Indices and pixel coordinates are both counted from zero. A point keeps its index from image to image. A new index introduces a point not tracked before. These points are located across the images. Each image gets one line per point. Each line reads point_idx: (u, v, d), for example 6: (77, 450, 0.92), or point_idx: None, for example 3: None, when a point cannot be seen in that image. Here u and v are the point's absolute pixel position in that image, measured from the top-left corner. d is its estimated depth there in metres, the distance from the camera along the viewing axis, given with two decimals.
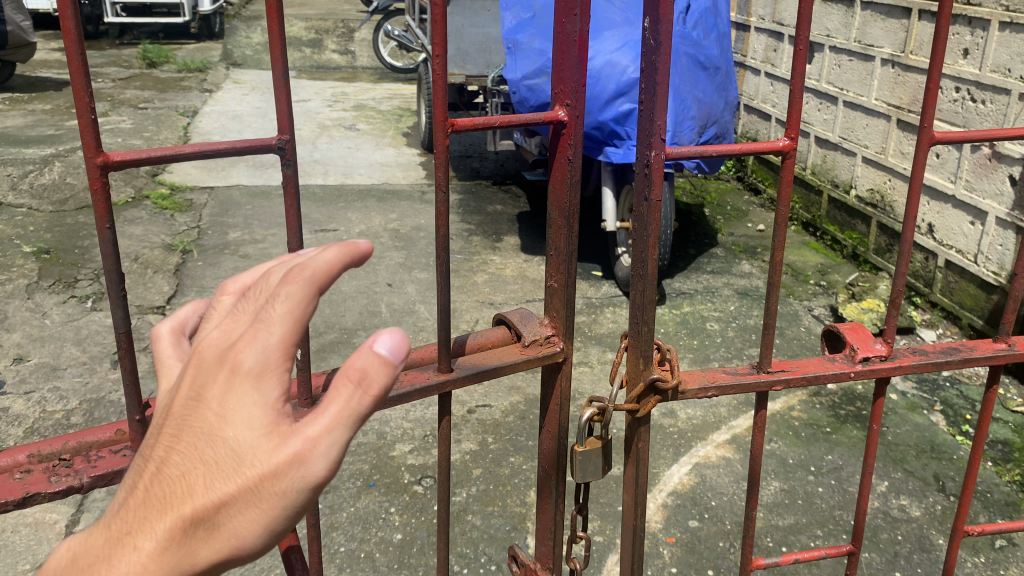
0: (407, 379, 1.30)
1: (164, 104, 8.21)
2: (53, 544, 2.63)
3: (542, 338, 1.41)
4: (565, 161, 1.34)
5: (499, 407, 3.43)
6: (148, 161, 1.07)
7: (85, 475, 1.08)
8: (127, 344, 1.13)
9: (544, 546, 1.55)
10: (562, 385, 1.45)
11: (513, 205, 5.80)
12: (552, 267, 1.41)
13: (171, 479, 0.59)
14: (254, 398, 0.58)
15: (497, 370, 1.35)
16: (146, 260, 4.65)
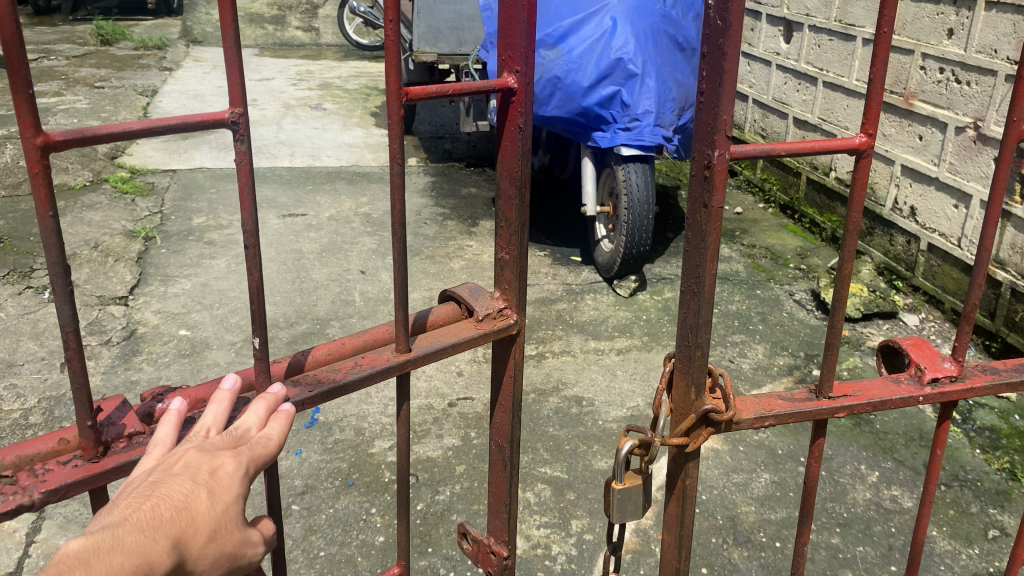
0: (367, 361, 1.24)
1: (122, 82, 7.92)
2: (13, 555, 2.48)
3: (494, 311, 1.39)
4: (516, 130, 1.32)
5: (480, 400, 3.32)
6: (94, 140, 0.95)
7: (38, 491, 0.96)
8: (76, 342, 1.00)
9: (497, 521, 1.55)
10: (513, 357, 1.44)
11: (487, 188, 5.67)
12: (502, 239, 1.39)
13: (179, 503, 0.85)
14: (244, 477, 0.93)
15: (456, 346, 1.33)
16: (107, 247, 4.44)
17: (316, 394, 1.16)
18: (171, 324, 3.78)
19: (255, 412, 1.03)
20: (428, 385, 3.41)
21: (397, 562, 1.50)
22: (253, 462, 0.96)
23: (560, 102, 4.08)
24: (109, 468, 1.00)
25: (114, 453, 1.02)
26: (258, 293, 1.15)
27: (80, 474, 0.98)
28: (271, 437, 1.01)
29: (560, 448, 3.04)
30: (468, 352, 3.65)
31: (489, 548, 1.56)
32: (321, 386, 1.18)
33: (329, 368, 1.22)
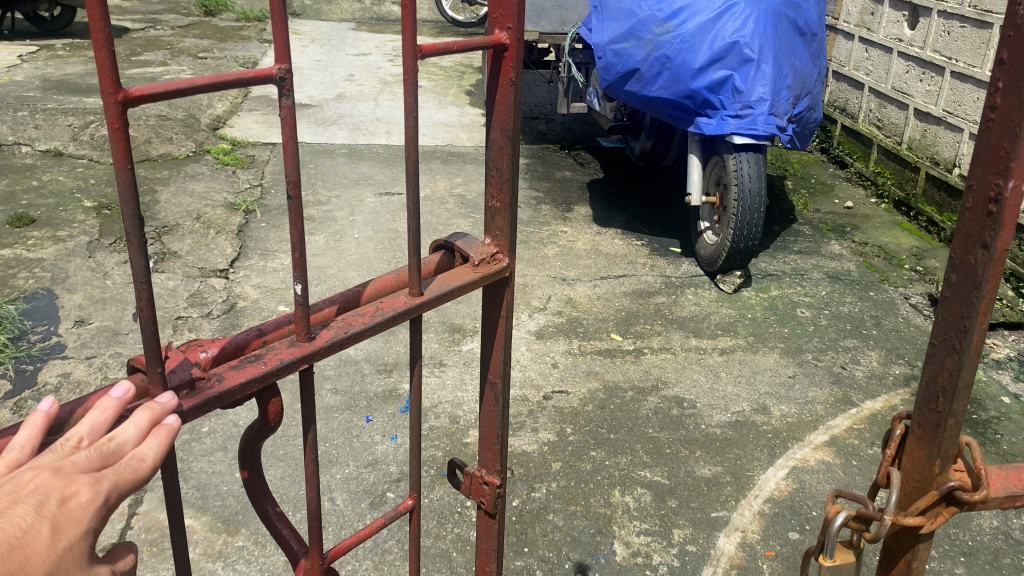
0: (386, 305, 1.21)
1: (224, 53, 8.04)
2: (116, 526, 2.50)
3: (487, 257, 1.34)
4: (507, 84, 1.25)
5: (577, 394, 3.21)
6: (167, 95, 0.89)
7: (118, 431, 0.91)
8: (148, 294, 0.93)
9: (489, 453, 1.49)
10: (505, 304, 1.38)
11: (583, 172, 5.54)
12: (493, 186, 1.32)
13: (11, 541, 0.75)
14: (101, 508, 0.81)
15: (463, 289, 1.29)
16: (209, 219, 4.49)
17: (352, 335, 1.13)
18: (270, 300, 3.79)
19: (135, 422, 0.88)
20: (522, 374, 3.31)
21: (410, 496, 1.45)
22: (114, 492, 0.83)
23: (666, 83, 3.91)
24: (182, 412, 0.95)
25: (185, 398, 0.96)
26: (298, 239, 1.07)
27: None
28: (146, 458, 0.87)
29: (661, 451, 2.92)
30: (563, 343, 3.54)
31: (479, 479, 1.49)
32: (359, 328, 1.15)
33: (354, 313, 1.18)
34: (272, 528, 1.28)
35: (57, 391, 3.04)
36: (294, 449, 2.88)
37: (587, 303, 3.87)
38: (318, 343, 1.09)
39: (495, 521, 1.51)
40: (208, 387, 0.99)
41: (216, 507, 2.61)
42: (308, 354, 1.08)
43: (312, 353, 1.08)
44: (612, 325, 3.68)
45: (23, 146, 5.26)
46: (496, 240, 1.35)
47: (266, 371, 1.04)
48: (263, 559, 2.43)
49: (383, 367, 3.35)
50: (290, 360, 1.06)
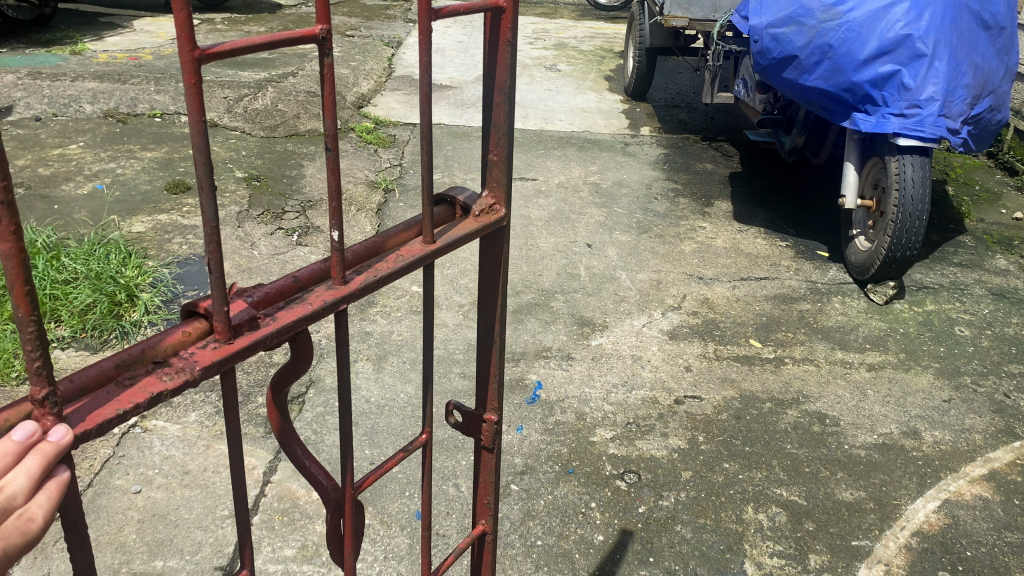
0: (403, 252, 1.17)
1: (370, 32, 8.22)
2: (251, 492, 2.58)
3: (486, 208, 1.29)
4: (505, 45, 1.19)
5: (710, 401, 3.08)
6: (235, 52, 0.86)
7: (195, 364, 0.88)
8: (214, 239, 0.90)
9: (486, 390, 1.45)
10: (497, 255, 1.34)
11: (725, 165, 5.33)
12: (490, 140, 1.27)
13: None
14: None
15: (471, 238, 1.25)
16: (350, 196, 4.59)
17: (382, 277, 1.10)
18: (404, 279, 3.84)
19: (23, 470, 0.77)
20: (653, 376, 3.21)
21: (424, 430, 1.38)
22: (2, 557, 0.78)
23: (826, 73, 3.70)
24: (245, 347, 0.92)
25: (245, 334, 0.94)
26: (335, 184, 1.04)
27: (221, 355, 0.90)
28: (35, 517, 0.79)
29: (799, 469, 2.77)
30: (698, 345, 3.41)
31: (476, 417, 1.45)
32: (390, 272, 1.12)
33: (377, 260, 1.14)
34: (301, 468, 1.19)
35: None
36: (421, 431, 2.89)
37: (725, 305, 3.72)
38: (354, 284, 1.06)
39: (494, 456, 1.47)
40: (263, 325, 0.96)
41: None
42: (348, 292, 1.05)
43: (353, 292, 1.06)
44: (751, 331, 3.52)
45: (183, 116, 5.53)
46: (494, 191, 1.29)
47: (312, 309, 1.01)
48: (387, 540, 2.44)
49: (510, 355, 3.32)
50: (333, 301, 1.03)
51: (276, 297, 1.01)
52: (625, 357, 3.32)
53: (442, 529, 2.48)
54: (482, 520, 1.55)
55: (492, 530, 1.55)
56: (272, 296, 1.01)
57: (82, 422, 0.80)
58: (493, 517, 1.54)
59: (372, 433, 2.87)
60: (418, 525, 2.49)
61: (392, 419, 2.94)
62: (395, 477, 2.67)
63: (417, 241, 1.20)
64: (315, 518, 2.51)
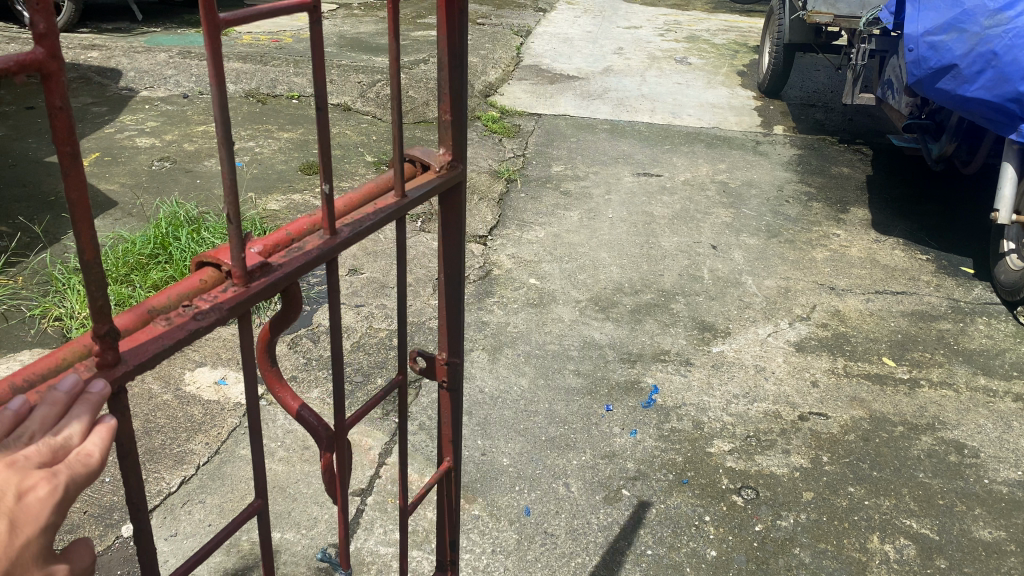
0: (381, 205, 1.24)
1: (501, 20, 8.25)
2: (366, 472, 2.62)
3: (446, 164, 1.38)
4: (457, 14, 1.26)
5: (837, 420, 2.94)
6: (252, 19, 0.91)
7: (219, 305, 0.96)
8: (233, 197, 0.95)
9: (448, 335, 1.53)
10: (456, 209, 1.43)
11: (862, 170, 5.07)
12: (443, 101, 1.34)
13: None
14: (59, 500, 0.77)
15: (435, 191, 1.34)
16: (473, 184, 4.63)
17: (368, 227, 1.19)
18: (523, 271, 3.84)
19: (76, 410, 0.80)
20: (777, 389, 3.09)
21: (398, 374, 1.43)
22: (70, 486, 0.78)
23: (989, 83, 3.44)
24: (261, 289, 1.01)
25: (259, 277, 1.02)
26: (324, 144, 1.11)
27: (241, 297, 0.98)
28: (95, 453, 0.81)
29: (932, 501, 2.60)
30: (826, 360, 3.26)
31: (442, 361, 1.54)
32: (373, 223, 1.20)
33: (358, 214, 1.22)
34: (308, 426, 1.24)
35: (328, 332, 3.27)
36: (534, 425, 2.87)
37: (858, 319, 3.54)
38: (343, 233, 1.15)
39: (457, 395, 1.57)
40: (273, 271, 1.04)
41: (457, 470, 2.66)
42: (341, 241, 1.13)
43: (346, 241, 1.15)
44: (885, 349, 3.34)
45: (318, 98, 5.71)
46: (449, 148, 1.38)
47: (311, 257, 1.09)
48: (496, 533, 2.43)
49: (627, 356, 3.26)
50: (328, 248, 1.12)
51: (276, 247, 1.08)
52: (747, 367, 3.21)
53: (550, 528, 2.45)
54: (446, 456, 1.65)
55: (456, 463, 1.67)
56: (272, 247, 1.08)
57: (137, 356, 0.87)
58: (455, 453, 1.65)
59: (485, 423, 2.87)
60: (527, 521, 2.47)
61: (506, 411, 2.93)
62: (506, 471, 2.67)
63: (390, 194, 1.28)
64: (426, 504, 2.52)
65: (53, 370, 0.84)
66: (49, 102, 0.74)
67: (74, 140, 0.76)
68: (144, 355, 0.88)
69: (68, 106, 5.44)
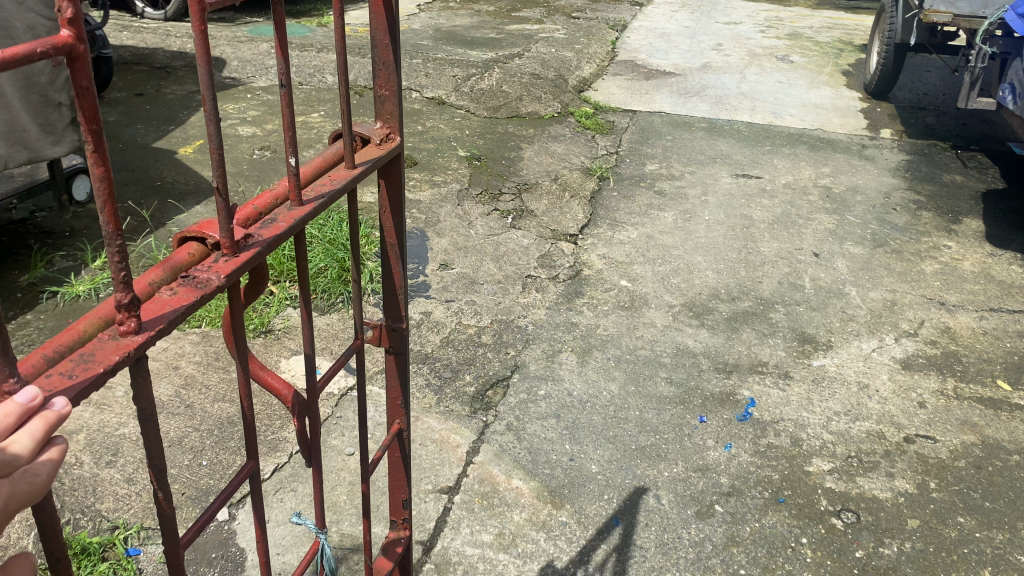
0: (334, 175, 1.21)
1: (596, 13, 8.15)
2: (454, 470, 2.61)
3: (382, 138, 1.34)
4: None
5: (946, 445, 2.79)
6: None
7: (216, 274, 0.95)
8: (221, 167, 0.96)
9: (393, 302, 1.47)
10: (397, 185, 1.39)
11: (976, 179, 4.81)
12: (378, 76, 1.30)
13: None
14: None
15: (381, 163, 1.31)
16: (566, 181, 4.58)
17: (332, 194, 1.16)
18: (614, 272, 3.77)
19: (29, 430, 0.74)
20: (881, 408, 2.95)
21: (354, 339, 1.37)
22: (13, 504, 0.74)
23: None
24: (250, 256, 1.00)
25: (245, 247, 1.01)
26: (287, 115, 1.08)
27: (234, 266, 0.97)
28: (41, 474, 0.75)
29: None
30: (935, 380, 3.10)
31: (387, 327, 1.48)
32: (334, 191, 1.18)
33: (318, 185, 1.19)
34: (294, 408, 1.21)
35: (418, 326, 3.28)
36: (624, 433, 2.81)
37: (970, 337, 3.35)
38: (310, 201, 1.13)
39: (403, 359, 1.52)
40: (254, 242, 1.02)
41: (545, 474, 2.62)
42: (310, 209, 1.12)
43: (317, 208, 1.13)
44: (1000, 370, 3.16)
45: (413, 92, 5.76)
46: (387, 121, 1.35)
47: (286, 225, 1.07)
48: (584, 542, 2.38)
49: (722, 366, 3.16)
50: (300, 216, 1.10)
51: (250, 220, 1.06)
52: (850, 383, 3.07)
53: (640, 541, 2.39)
54: (396, 418, 1.60)
55: (408, 426, 1.61)
56: (246, 221, 1.06)
57: (154, 326, 0.87)
58: (406, 415, 1.60)
59: (574, 427, 2.83)
60: (615, 532, 2.42)
61: (595, 416, 2.88)
62: (594, 478, 2.62)
63: (341, 167, 1.25)
64: (513, 506, 2.49)
65: (76, 342, 0.84)
66: (76, 84, 0.75)
67: (99, 119, 0.77)
68: (161, 323, 0.88)
69: (175, 93, 5.61)
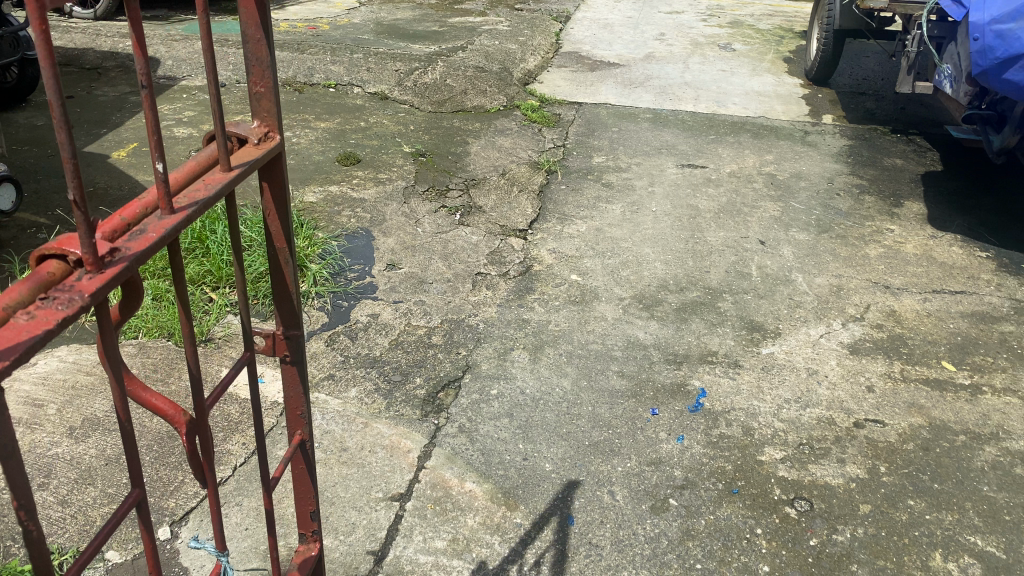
0: (209, 178, 1.09)
1: (539, 5, 8.10)
2: (405, 476, 2.55)
3: (261, 137, 1.21)
4: None
5: (895, 428, 2.81)
6: None
7: (79, 294, 0.85)
8: (76, 176, 0.85)
9: (285, 309, 1.35)
10: (282, 188, 1.26)
11: (916, 162, 4.88)
12: (251, 72, 1.18)
13: None
14: None
15: (261, 163, 1.18)
16: (513, 176, 4.54)
17: (208, 198, 1.05)
18: (565, 267, 3.74)
19: None
20: (830, 394, 2.96)
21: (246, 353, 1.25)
22: None
23: None
24: (117, 272, 0.89)
25: (112, 262, 0.90)
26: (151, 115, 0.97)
27: (99, 284, 0.87)
28: None
29: (998, 517, 2.47)
30: (882, 363, 3.13)
31: (281, 336, 1.36)
32: (211, 195, 1.06)
33: (191, 191, 1.06)
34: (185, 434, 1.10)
35: (365, 329, 3.21)
36: (577, 429, 2.78)
37: (914, 320, 3.40)
38: (184, 208, 1.01)
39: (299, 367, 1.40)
40: (121, 256, 0.91)
41: (498, 476, 2.58)
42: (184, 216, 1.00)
43: (192, 214, 1.01)
44: (944, 352, 3.20)
45: (355, 87, 5.66)
46: (265, 119, 1.22)
47: (159, 235, 0.96)
48: (539, 543, 2.35)
49: (673, 358, 3.15)
50: (174, 225, 0.99)
51: (117, 232, 0.94)
52: (798, 370, 3.09)
53: (596, 540, 2.36)
54: (297, 429, 1.48)
55: (310, 436, 1.50)
56: (112, 233, 0.94)
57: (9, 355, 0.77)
58: (307, 423, 1.48)
59: (527, 426, 2.79)
60: (570, 531, 2.39)
61: (548, 414, 2.84)
62: (548, 477, 2.58)
63: (216, 169, 1.12)
64: (466, 510, 2.44)
65: None
66: None
67: None
68: (18, 351, 0.78)
69: (107, 94, 5.43)
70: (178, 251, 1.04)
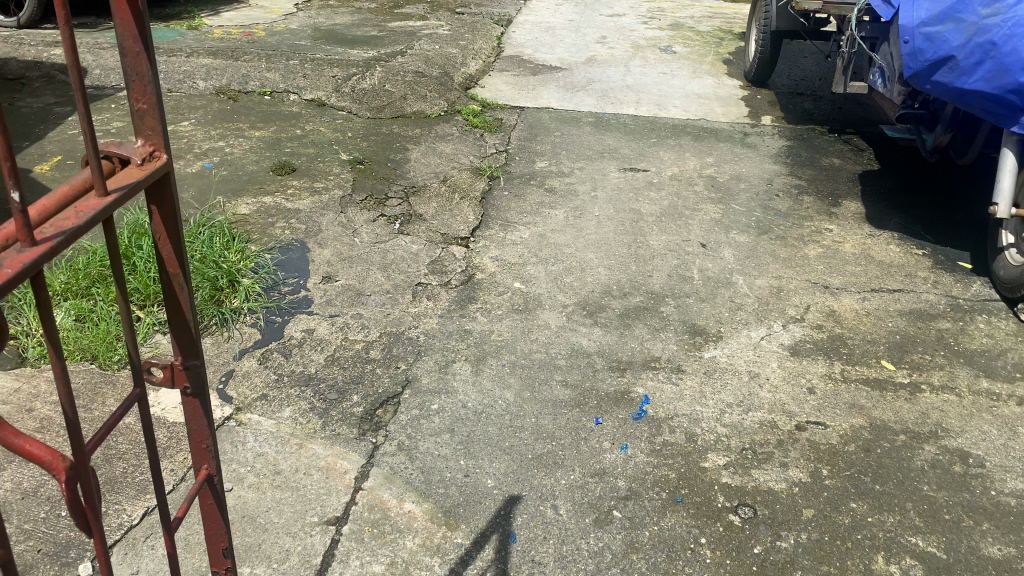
0: (82, 205, 1.00)
1: (480, 9, 8.05)
2: (341, 499, 2.46)
3: (146, 156, 1.13)
4: None
5: (836, 429, 2.81)
6: None
7: None
8: None
9: (183, 337, 1.27)
10: (172, 210, 1.18)
11: (854, 161, 4.94)
12: (132, 88, 1.10)
13: None
14: None
15: (145, 184, 1.10)
16: (454, 182, 4.47)
17: (77, 228, 0.96)
18: (507, 275, 3.68)
19: None
20: (772, 397, 2.95)
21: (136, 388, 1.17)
22: None
23: (987, 75, 3.31)
24: None
25: None
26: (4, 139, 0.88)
27: None
28: None
29: (938, 516, 2.48)
30: (823, 364, 3.13)
31: (179, 366, 1.28)
32: (81, 224, 0.97)
33: (60, 220, 0.97)
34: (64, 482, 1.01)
35: (300, 345, 3.11)
36: (519, 442, 2.73)
37: (854, 319, 3.42)
38: (48, 240, 0.93)
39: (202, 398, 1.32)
40: None
41: (439, 494, 2.50)
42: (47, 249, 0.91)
43: (57, 247, 0.93)
44: (884, 351, 3.22)
45: (292, 95, 5.53)
46: (150, 138, 1.14)
47: (15, 271, 0.87)
48: (480, 563, 2.28)
49: (616, 365, 3.12)
50: (35, 258, 0.90)
51: None
52: (740, 373, 3.07)
53: (538, 557, 2.30)
54: (203, 463, 1.40)
55: (218, 470, 1.41)
56: None
57: None
58: (214, 456, 1.40)
59: (468, 441, 2.72)
60: (512, 549, 2.33)
61: (490, 427, 2.78)
62: (490, 493, 2.52)
63: (92, 194, 1.03)
64: (405, 532, 2.36)
65: None
66: None
67: None
68: None
69: (31, 106, 5.22)
70: (44, 285, 0.95)
